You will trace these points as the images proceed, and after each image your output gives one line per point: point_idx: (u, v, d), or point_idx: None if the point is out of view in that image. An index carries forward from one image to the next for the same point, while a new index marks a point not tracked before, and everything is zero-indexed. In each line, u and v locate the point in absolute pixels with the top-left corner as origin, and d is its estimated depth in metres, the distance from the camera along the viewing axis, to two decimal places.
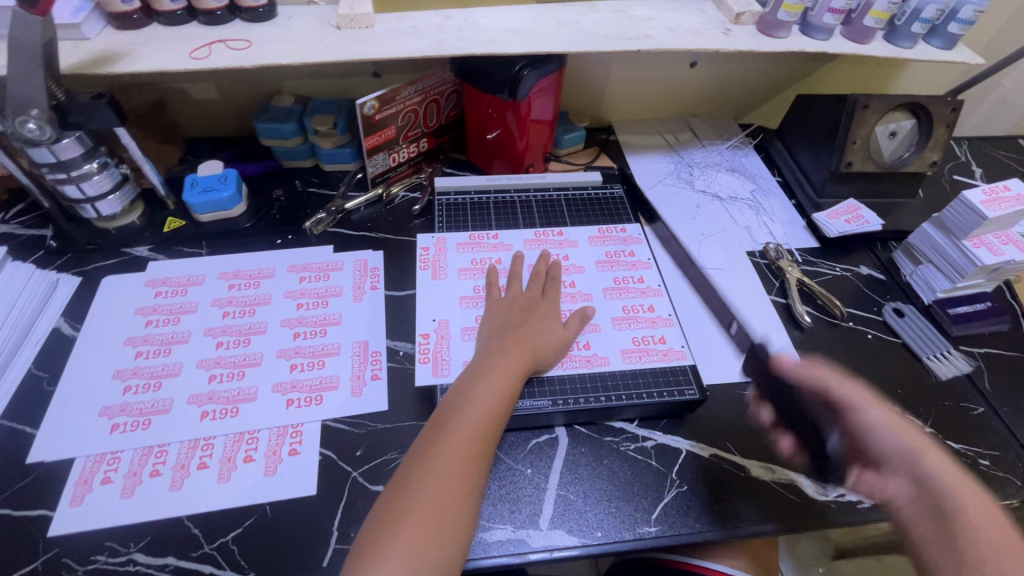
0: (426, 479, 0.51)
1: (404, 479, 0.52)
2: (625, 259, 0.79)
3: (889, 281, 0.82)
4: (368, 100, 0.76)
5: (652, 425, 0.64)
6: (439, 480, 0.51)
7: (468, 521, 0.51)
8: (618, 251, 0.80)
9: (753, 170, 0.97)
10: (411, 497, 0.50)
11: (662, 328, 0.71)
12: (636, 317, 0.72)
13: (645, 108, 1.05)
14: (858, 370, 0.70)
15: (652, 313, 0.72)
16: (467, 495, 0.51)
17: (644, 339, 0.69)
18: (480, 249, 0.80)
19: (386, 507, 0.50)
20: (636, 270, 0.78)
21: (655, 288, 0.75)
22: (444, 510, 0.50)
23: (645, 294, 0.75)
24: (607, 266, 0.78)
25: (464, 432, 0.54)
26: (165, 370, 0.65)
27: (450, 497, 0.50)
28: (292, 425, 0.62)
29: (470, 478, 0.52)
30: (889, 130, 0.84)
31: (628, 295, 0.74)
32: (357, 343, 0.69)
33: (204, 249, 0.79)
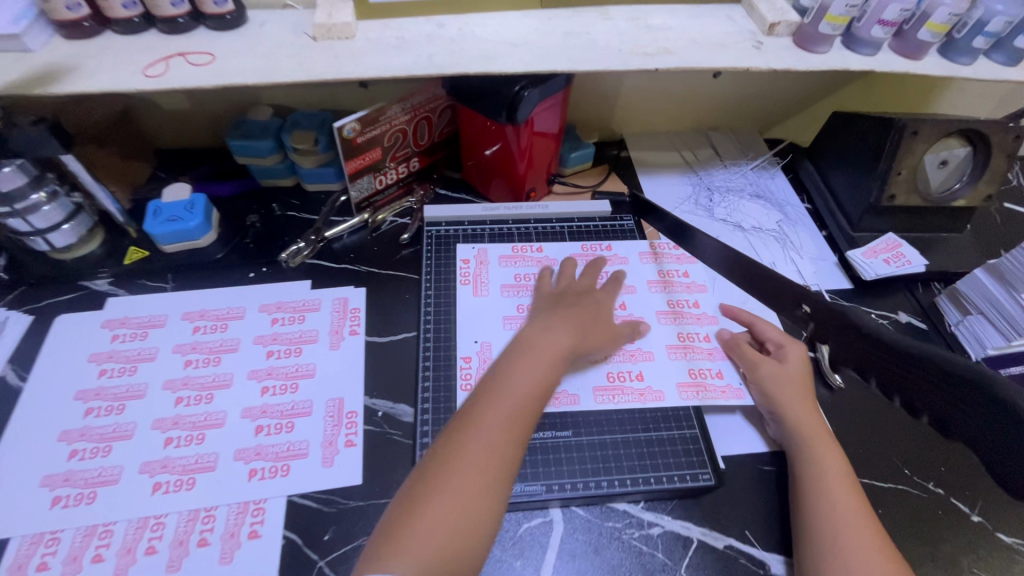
0: (450, 470, 0.49)
1: (429, 468, 0.50)
2: (679, 279, 0.73)
3: (931, 332, 0.73)
4: (347, 122, 0.68)
5: (659, 508, 0.56)
6: (463, 471, 0.49)
7: (493, 515, 0.48)
8: (672, 270, 0.74)
9: (779, 196, 0.88)
10: (433, 488, 0.48)
11: (719, 361, 0.65)
12: (693, 346, 0.66)
13: (662, 120, 0.95)
14: (894, 442, 0.62)
15: (709, 343, 0.67)
16: (491, 488, 0.49)
17: (701, 373, 0.64)
18: (523, 263, 0.74)
19: (407, 496, 0.48)
20: (691, 293, 0.72)
21: (712, 315, 0.70)
22: (467, 505, 0.47)
23: (700, 320, 0.69)
24: (660, 286, 0.72)
25: (492, 421, 0.52)
26: (117, 432, 0.59)
27: (474, 490, 0.48)
28: (254, 502, 0.55)
29: (496, 471, 0.49)
30: (939, 158, 0.74)
31: (684, 320, 0.69)
32: (331, 401, 0.62)
33: (169, 284, 0.72)
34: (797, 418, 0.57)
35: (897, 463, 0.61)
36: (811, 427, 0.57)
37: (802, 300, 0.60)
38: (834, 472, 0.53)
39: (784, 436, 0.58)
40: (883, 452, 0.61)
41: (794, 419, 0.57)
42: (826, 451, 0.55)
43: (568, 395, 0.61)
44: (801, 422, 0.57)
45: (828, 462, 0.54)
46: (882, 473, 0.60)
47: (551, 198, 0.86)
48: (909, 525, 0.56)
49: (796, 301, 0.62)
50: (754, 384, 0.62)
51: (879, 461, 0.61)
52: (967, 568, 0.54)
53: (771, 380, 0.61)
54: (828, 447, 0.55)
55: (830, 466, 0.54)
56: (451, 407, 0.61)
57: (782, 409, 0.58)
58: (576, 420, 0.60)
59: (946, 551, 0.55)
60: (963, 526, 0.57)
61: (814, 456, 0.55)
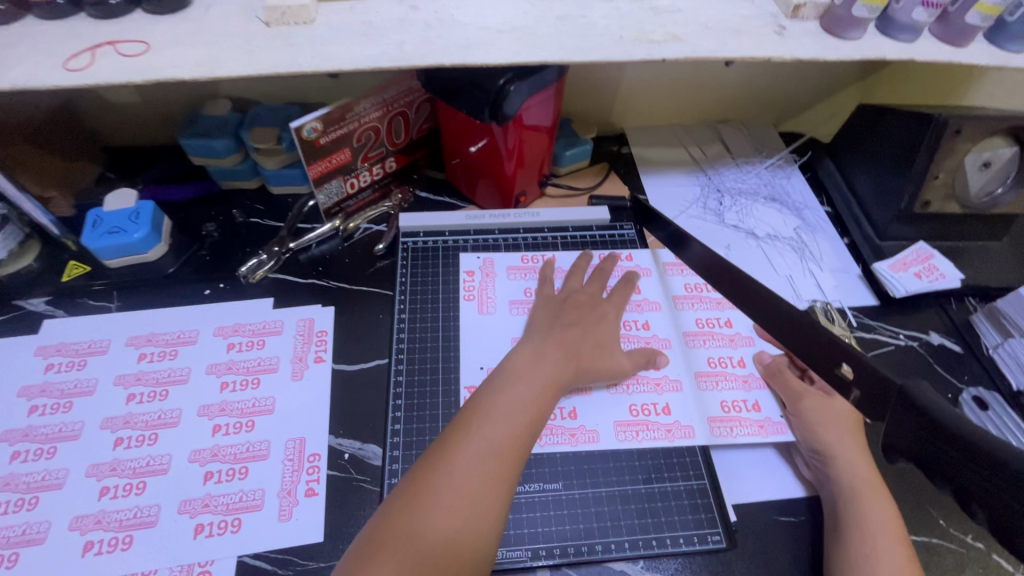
0: (423, 507, 0.41)
1: (397, 503, 0.42)
2: (709, 294, 0.67)
3: (965, 355, 0.65)
4: (307, 121, 0.59)
5: (659, 569, 0.49)
6: (438, 508, 0.41)
7: (472, 562, 0.41)
8: (700, 283, 0.68)
9: (796, 198, 0.80)
10: (401, 528, 0.41)
11: (755, 390, 0.59)
12: (725, 373, 0.60)
13: (667, 112, 0.86)
14: (928, 485, 0.55)
15: (742, 369, 0.61)
16: (469, 530, 0.41)
17: (735, 405, 0.58)
18: (532, 276, 0.67)
19: (371, 535, 0.41)
20: (721, 311, 0.65)
21: (746, 336, 0.63)
22: (441, 550, 0.40)
23: (734, 342, 0.63)
24: (687, 302, 0.66)
25: (474, 451, 0.44)
26: (46, 481, 0.52)
27: (449, 532, 0.41)
28: (199, 564, 0.48)
29: (477, 510, 0.42)
30: (981, 160, 0.65)
31: (714, 342, 0.63)
32: (292, 442, 0.55)
33: (114, 304, 0.64)
34: (845, 463, 0.51)
35: (931, 511, 0.53)
36: (857, 471, 0.50)
37: (840, 357, 0.44)
38: (883, 528, 0.46)
39: (827, 480, 0.51)
40: (914, 499, 0.54)
41: (842, 463, 0.51)
42: (877, 503, 0.48)
43: (588, 431, 0.55)
44: (849, 468, 0.50)
45: (876, 515, 0.47)
46: (915, 525, 0.52)
47: (543, 201, 0.77)
48: None
49: (830, 360, 0.45)
50: (795, 420, 0.55)
51: (911, 509, 0.53)
52: None
53: (814, 416, 0.54)
54: (879, 499, 0.48)
55: (880, 521, 0.47)
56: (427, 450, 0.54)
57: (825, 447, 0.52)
58: (594, 460, 0.54)
59: None
60: None
61: (862, 507, 0.48)
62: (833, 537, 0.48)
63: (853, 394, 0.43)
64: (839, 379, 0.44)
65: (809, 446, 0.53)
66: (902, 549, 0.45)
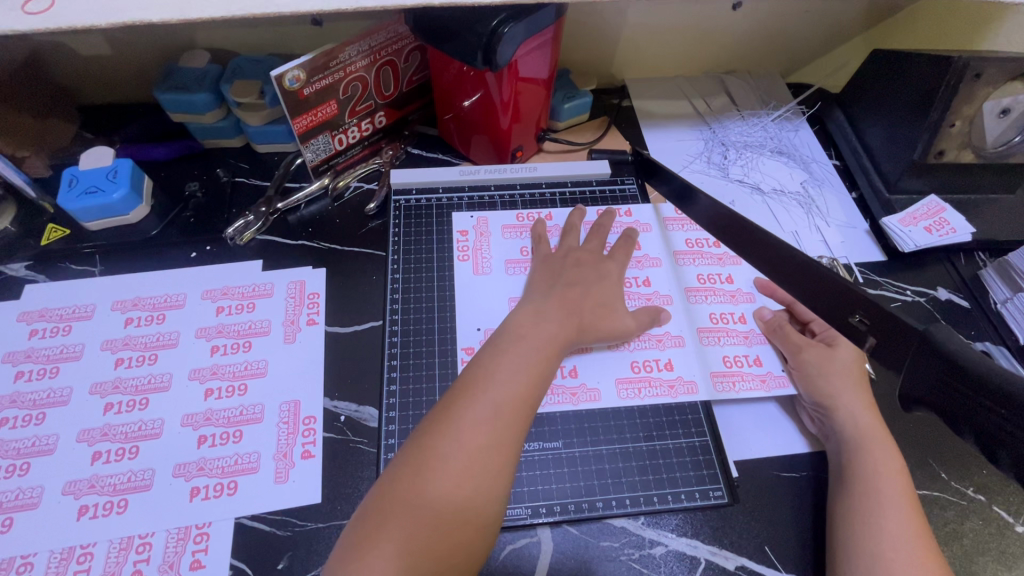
0: (429, 476, 0.40)
1: (400, 469, 0.41)
2: (710, 249, 0.65)
3: (973, 310, 0.63)
4: (288, 70, 0.56)
5: (661, 525, 0.49)
6: (445, 476, 0.40)
7: (484, 525, 0.40)
8: (700, 239, 0.65)
9: (804, 151, 0.77)
10: (407, 497, 0.40)
11: (756, 345, 0.58)
12: (726, 329, 0.59)
13: (670, 62, 0.82)
14: (931, 440, 0.54)
15: (744, 325, 0.59)
16: (479, 495, 0.40)
17: (737, 360, 0.57)
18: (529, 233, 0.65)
19: (375, 503, 0.40)
20: (722, 267, 0.63)
21: (747, 292, 0.62)
22: (451, 517, 0.39)
23: (735, 299, 0.61)
24: (688, 258, 0.64)
25: (479, 417, 0.43)
26: (36, 447, 0.51)
27: (459, 498, 0.40)
28: (196, 526, 0.48)
29: (485, 475, 0.41)
30: (1000, 107, 0.62)
31: (715, 298, 0.61)
32: (286, 405, 0.54)
33: (97, 268, 0.62)
34: (852, 415, 0.50)
35: (933, 465, 0.53)
36: (862, 422, 0.49)
37: (855, 306, 0.43)
38: (889, 478, 0.46)
39: (833, 433, 0.50)
40: (916, 453, 0.53)
41: (848, 415, 0.50)
42: (884, 455, 0.47)
43: (589, 389, 0.54)
44: (856, 420, 0.49)
45: (882, 465, 0.47)
46: (916, 479, 0.52)
47: (541, 157, 0.74)
48: (947, 539, 0.49)
49: (843, 308, 0.44)
50: (797, 374, 0.54)
51: (914, 463, 0.53)
52: None
53: (817, 369, 0.53)
54: (887, 450, 0.48)
55: (887, 471, 0.46)
56: (424, 411, 0.53)
57: (828, 400, 0.51)
58: (597, 418, 0.53)
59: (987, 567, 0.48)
60: (1007, 539, 0.50)
61: (869, 458, 0.47)
62: (838, 488, 0.47)
63: (869, 343, 0.43)
64: (855, 328, 0.44)
65: (813, 398, 0.52)
66: (908, 498, 0.45)
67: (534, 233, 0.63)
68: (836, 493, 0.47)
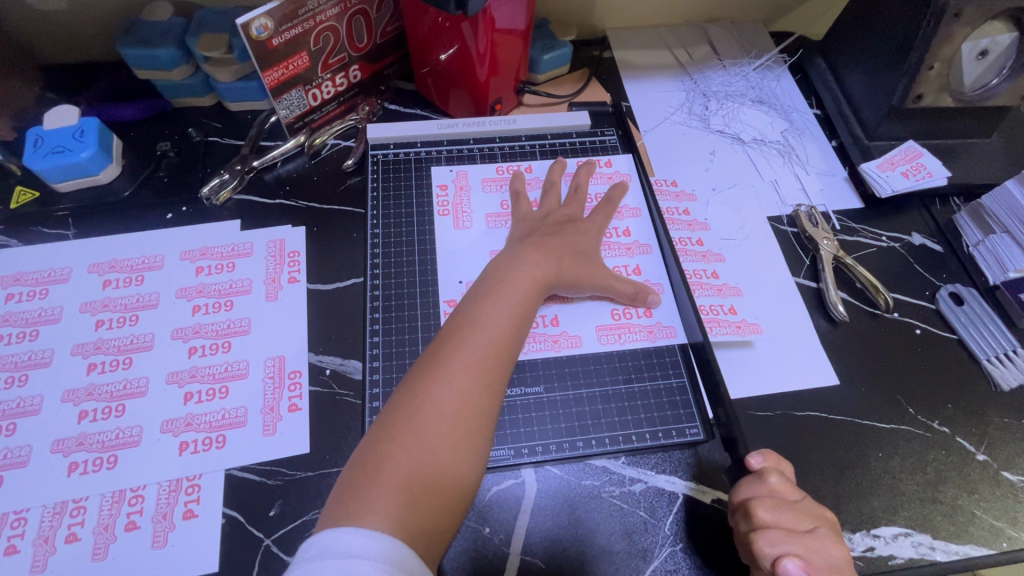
0: (424, 420, 0.41)
1: (393, 415, 0.42)
2: (680, 218, 0.64)
3: (946, 254, 0.65)
4: (256, 18, 0.54)
5: (641, 462, 0.51)
6: (438, 419, 0.41)
7: (476, 459, 0.42)
8: (671, 209, 0.65)
9: (785, 100, 0.76)
10: (403, 440, 0.40)
11: (730, 296, 0.59)
12: (700, 284, 0.60)
13: (652, 10, 0.80)
14: (896, 376, 0.56)
15: (717, 280, 0.60)
16: (471, 434, 0.42)
17: (711, 311, 0.58)
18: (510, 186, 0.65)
19: (371, 448, 0.41)
20: (694, 230, 0.63)
21: (717, 252, 0.62)
22: (448, 455, 0.41)
23: (705, 258, 0.62)
24: None
25: (468, 360, 0.44)
26: (21, 407, 0.51)
27: (453, 439, 0.41)
28: (187, 478, 0.49)
29: (475, 416, 0.43)
30: (978, 48, 0.62)
31: (689, 259, 0.61)
32: (270, 360, 0.54)
33: (71, 231, 0.61)
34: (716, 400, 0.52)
35: (901, 400, 0.55)
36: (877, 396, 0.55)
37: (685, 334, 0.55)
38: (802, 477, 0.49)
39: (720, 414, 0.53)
40: (885, 390, 0.56)
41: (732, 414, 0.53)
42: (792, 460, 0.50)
43: (570, 336, 0.55)
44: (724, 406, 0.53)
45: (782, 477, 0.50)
46: (884, 413, 0.54)
47: (521, 111, 0.73)
48: (912, 469, 0.52)
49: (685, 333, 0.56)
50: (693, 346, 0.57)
51: (883, 398, 0.55)
52: (969, 509, 0.50)
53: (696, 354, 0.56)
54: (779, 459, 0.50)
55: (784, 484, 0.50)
56: (408, 361, 0.54)
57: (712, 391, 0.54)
58: (578, 363, 0.54)
59: (948, 493, 0.51)
60: (968, 467, 0.52)
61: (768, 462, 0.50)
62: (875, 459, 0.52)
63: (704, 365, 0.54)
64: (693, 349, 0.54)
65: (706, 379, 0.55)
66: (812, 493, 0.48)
67: (514, 189, 0.62)
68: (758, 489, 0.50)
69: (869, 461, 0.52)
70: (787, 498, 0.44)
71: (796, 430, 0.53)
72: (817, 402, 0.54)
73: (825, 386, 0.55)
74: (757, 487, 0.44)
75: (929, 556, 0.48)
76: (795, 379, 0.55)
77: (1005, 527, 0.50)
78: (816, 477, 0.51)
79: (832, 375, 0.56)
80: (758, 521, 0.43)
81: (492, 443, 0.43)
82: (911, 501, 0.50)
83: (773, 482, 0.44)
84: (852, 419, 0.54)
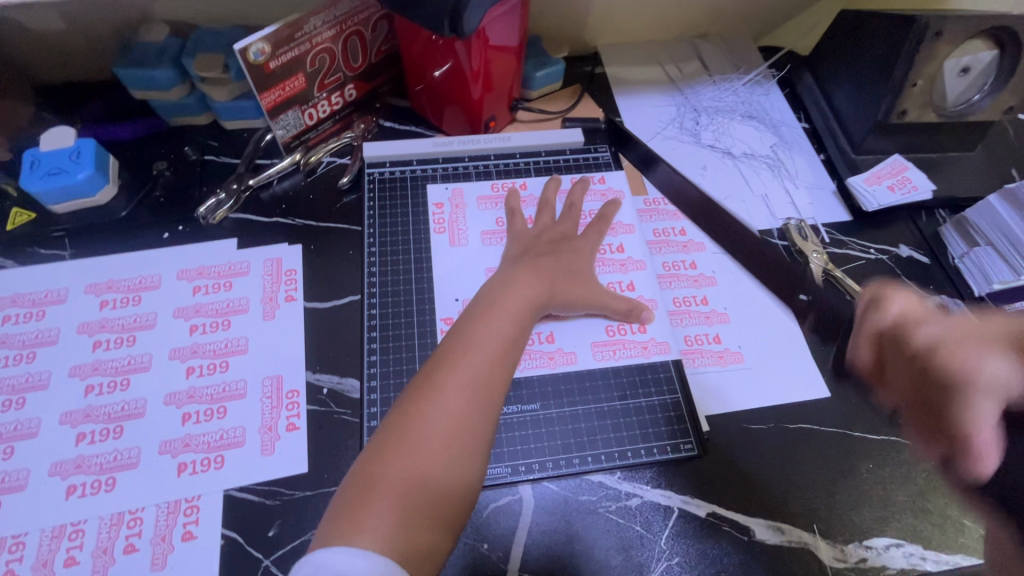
0: (417, 441, 0.42)
1: (387, 436, 0.43)
2: (675, 239, 0.65)
3: (932, 265, 0.66)
4: (253, 42, 0.55)
5: (637, 478, 0.51)
6: (431, 439, 0.42)
7: (469, 478, 0.43)
8: (666, 229, 0.66)
9: (774, 114, 0.78)
10: (396, 460, 0.41)
11: (716, 324, 0.60)
12: (688, 312, 0.60)
13: (642, 26, 0.81)
14: None
15: (706, 306, 0.61)
16: (464, 454, 0.42)
17: (697, 339, 0.58)
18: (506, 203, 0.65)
19: (365, 468, 0.41)
20: (687, 253, 0.64)
21: (710, 277, 0.63)
22: (441, 474, 0.41)
23: (697, 283, 0.62)
24: (656, 248, 0.64)
25: (461, 381, 0.44)
26: (19, 430, 0.51)
27: (446, 459, 0.42)
28: (186, 499, 0.49)
29: (468, 436, 0.43)
30: (960, 65, 0.64)
31: (680, 283, 0.62)
32: (268, 379, 0.55)
33: (67, 251, 0.61)
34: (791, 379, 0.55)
35: None
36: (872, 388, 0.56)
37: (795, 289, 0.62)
38: None
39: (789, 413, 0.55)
40: (875, 402, 0.57)
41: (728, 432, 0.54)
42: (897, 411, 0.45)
43: (566, 353, 0.55)
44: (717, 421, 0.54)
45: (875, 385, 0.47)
46: (875, 426, 0.55)
47: (514, 127, 0.74)
48: (902, 479, 0.53)
49: (788, 292, 0.63)
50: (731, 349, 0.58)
51: (873, 410, 0.56)
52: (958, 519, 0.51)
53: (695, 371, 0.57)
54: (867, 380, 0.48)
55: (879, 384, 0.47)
56: (405, 380, 0.54)
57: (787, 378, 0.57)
58: (573, 380, 0.54)
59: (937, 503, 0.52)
60: None
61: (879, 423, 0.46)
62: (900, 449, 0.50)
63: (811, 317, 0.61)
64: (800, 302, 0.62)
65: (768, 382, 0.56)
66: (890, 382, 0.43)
67: (509, 206, 0.63)
68: (751, 502, 0.51)
69: (860, 473, 0.53)
70: (925, 313, 0.41)
71: (788, 443, 0.54)
72: (808, 415, 0.55)
73: (817, 399, 0.56)
74: (882, 318, 0.42)
75: (920, 566, 0.49)
76: (787, 393, 0.56)
77: None
78: (810, 489, 0.52)
79: (822, 387, 0.57)
80: (921, 335, 0.39)
81: (486, 462, 0.44)
82: (902, 512, 0.51)
83: (899, 304, 0.42)
84: (844, 431, 0.55)
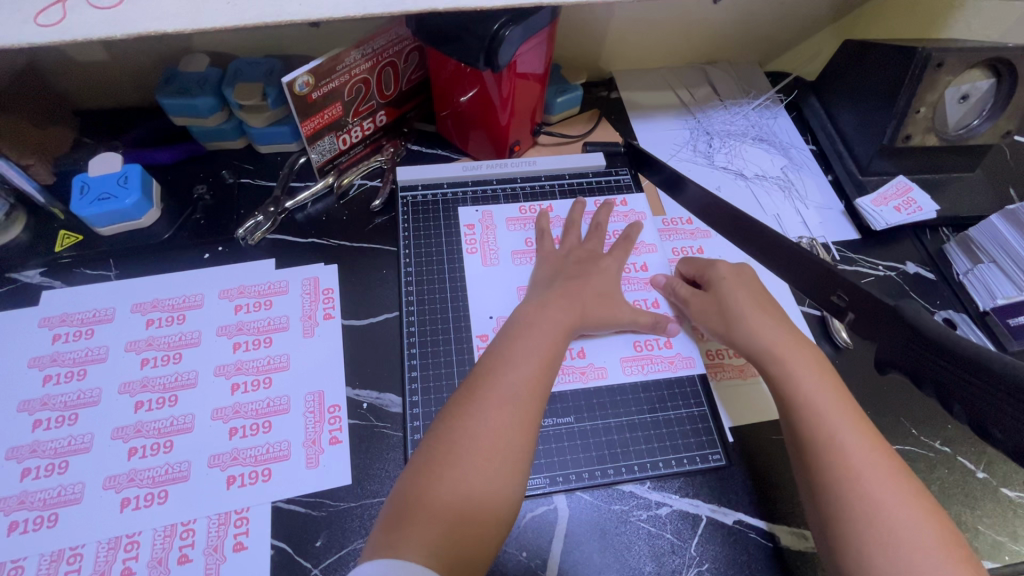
0: (461, 454, 0.44)
1: (433, 449, 0.45)
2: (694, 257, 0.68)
3: (938, 282, 0.69)
4: (298, 75, 0.58)
5: (668, 488, 0.54)
6: (474, 452, 0.44)
7: (512, 490, 0.44)
8: (685, 247, 0.69)
9: (783, 137, 0.81)
10: (440, 472, 0.44)
11: None
12: None
13: (655, 54, 0.85)
14: (902, 401, 0.60)
15: None
16: (505, 467, 0.45)
17: (719, 353, 0.61)
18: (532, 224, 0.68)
19: (412, 480, 0.44)
20: None
21: None
22: (481, 488, 0.43)
23: None
24: None
25: (503, 398, 0.47)
26: (73, 445, 0.53)
27: (488, 472, 0.44)
28: (235, 511, 0.51)
29: (509, 451, 0.45)
30: (960, 93, 0.68)
31: None
32: (310, 395, 0.57)
33: (112, 272, 0.63)
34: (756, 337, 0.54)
35: (905, 423, 0.59)
36: (789, 343, 0.53)
37: (834, 286, 0.56)
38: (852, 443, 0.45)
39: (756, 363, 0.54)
40: (891, 413, 0.59)
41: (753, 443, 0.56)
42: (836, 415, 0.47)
43: (596, 368, 0.58)
44: (742, 433, 0.57)
45: (805, 375, 0.50)
46: (890, 435, 0.58)
47: (537, 150, 0.77)
48: None
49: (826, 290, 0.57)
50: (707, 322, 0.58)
51: (888, 421, 0.59)
52: (972, 524, 0.54)
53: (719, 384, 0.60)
54: (801, 364, 0.51)
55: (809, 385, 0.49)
56: (443, 396, 0.57)
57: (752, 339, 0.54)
58: (604, 394, 0.57)
59: (952, 510, 0.54)
60: (970, 485, 0.56)
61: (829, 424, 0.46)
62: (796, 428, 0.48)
63: (849, 316, 0.56)
64: (836, 304, 0.57)
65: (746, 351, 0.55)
66: (861, 426, 0.46)
67: (538, 227, 0.66)
68: (777, 511, 0.53)
69: None
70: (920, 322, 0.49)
71: None
72: None
73: None
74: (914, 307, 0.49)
75: None
76: None
77: (1006, 541, 0.53)
78: None
79: None
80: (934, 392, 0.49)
81: (528, 476, 0.46)
82: None
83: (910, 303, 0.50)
84: None
